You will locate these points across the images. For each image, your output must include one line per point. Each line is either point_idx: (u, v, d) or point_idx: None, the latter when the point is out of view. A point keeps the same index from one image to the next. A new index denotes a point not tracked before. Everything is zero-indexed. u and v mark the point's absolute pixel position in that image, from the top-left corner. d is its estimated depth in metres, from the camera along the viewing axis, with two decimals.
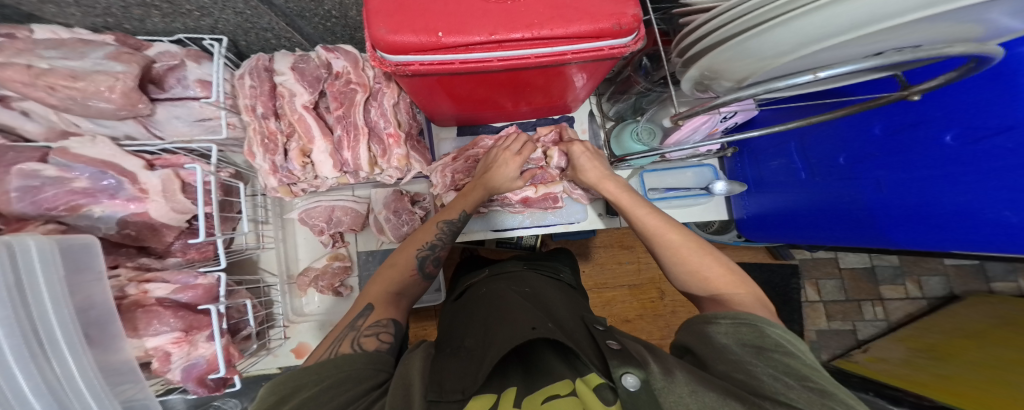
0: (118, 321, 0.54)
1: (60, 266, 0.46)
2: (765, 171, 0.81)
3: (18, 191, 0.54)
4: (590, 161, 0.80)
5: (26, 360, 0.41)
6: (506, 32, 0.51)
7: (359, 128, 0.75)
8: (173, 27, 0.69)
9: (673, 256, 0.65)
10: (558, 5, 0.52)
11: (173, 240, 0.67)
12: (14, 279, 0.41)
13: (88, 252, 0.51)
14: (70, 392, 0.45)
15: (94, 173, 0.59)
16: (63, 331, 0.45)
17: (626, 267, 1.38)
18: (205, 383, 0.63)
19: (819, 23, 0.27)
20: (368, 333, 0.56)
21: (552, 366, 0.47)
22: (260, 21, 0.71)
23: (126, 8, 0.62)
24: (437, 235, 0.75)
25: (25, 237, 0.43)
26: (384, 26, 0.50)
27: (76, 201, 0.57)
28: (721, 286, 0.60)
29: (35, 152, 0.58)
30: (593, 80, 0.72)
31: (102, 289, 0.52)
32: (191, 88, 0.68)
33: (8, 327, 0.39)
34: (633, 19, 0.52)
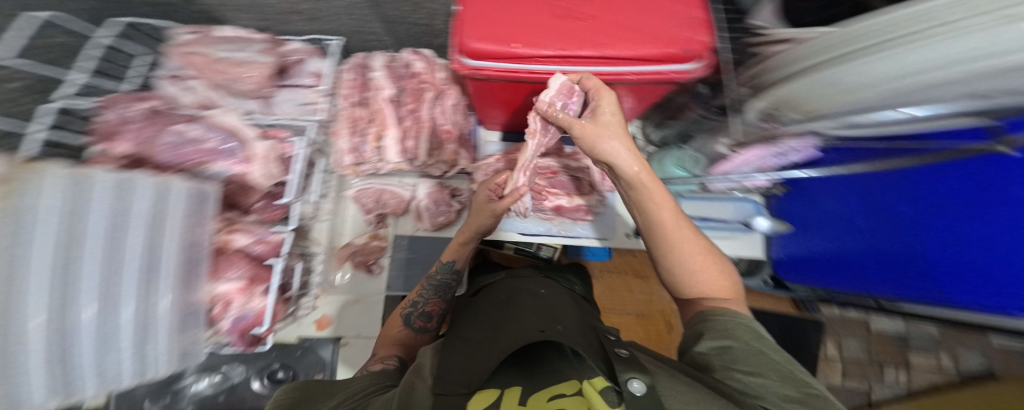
0: (205, 262, 0.58)
1: (184, 206, 0.51)
2: (820, 214, 0.79)
3: (167, 145, 0.59)
4: (619, 122, 0.56)
5: (139, 286, 0.44)
6: (574, 49, 0.55)
7: (424, 123, 0.83)
8: (308, 30, 0.85)
9: (696, 270, 0.57)
10: (629, 28, 0.56)
11: (256, 200, 0.67)
12: (154, 211, 0.45)
13: (203, 201, 0.56)
14: (153, 324, 0.47)
15: (223, 137, 0.62)
16: (167, 265, 0.48)
17: (637, 297, 1.35)
18: (244, 337, 0.63)
19: (872, 65, 0.36)
20: (375, 361, 0.65)
21: (556, 366, 0.49)
22: (369, 26, 0.83)
23: (282, 14, 0.80)
24: (419, 292, 0.79)
25: (171, 181, 0.50)
26: (471, 35, 0.57)
27: (203, 159, 0.60)
28: (718, 293, 0.56)
29: (184, 118, 0.62)
30: (643, 102, 0.74)
31: (205, 235, 0.57)
32: (304, 77, 0.75)
33: (136, 251, 0.43)
34: (701, 45, 0.54)
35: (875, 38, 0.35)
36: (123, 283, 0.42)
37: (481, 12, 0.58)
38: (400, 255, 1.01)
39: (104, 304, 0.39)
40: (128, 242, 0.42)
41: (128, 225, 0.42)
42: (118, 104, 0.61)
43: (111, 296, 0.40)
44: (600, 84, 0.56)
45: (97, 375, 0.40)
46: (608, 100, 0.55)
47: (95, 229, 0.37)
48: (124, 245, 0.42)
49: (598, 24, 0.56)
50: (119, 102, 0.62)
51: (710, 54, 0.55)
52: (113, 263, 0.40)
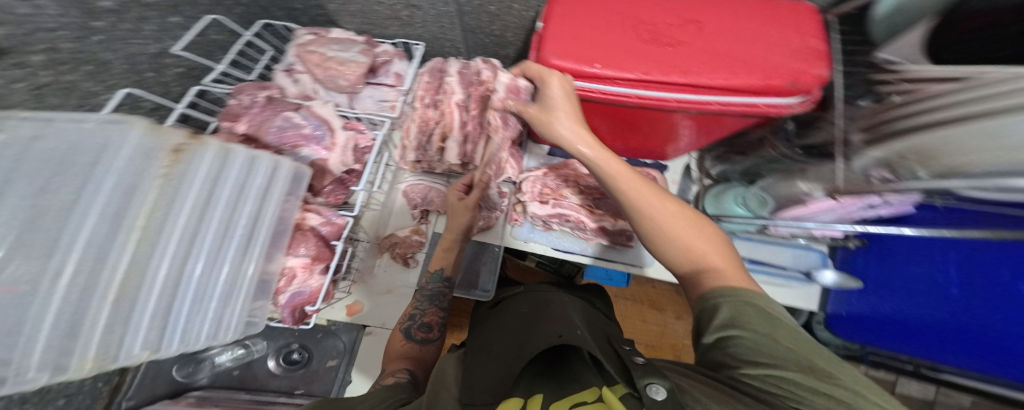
0: (286, 234, 0.58)
1: (286, 184, 0.54)
2: (903, 277, 0.71)
3: (275, 128, 0.63)
4: (569, 102, 0.56)
5: (239, 250, 0.46)
6: (660, 74, 0.54)
7: (483, 130, 0.83)
8: (399, 34, 0.89)
9: (669, 232, 0.48)
10: (723, 57, 0.54)
11: (328, 184, 0.69)
12: (265, 187, 0.49)
13: (298, 181, 0.57)
14: (240, 289, 0.49)
15: (316, 125, 0.66)
16: (264, 234, 0.51)
17: (650, 327, 1.29)
18: (296, 314, 0.62)
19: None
20: (386, 376, 0.63)
21: (581, 375, 0.45)
22: (450, 34, 0.87)
23: (384, 21, 0.85)
24: (415, 305, 0.79)
25: (284, 159, 0.53)
26: (553, 52, 0.58)
27: (298, 143, 0.64)
28: (705, 259, 0.45)
29: (289, 105, 0.67)
30: (714, 132, 0.71)
31: (292, 210, 0.57)
32: (388, 77, 0.79)
33: (246, 219, 0.46)
34: (815, 79, 0.52)
35: None
36: (229, 246, 0.45)
37: (566, 31, 0.59)
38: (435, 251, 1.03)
39: (211, 265, 0.42)
40: (242, 211, 0.45)
41: (245, 197, 0.45)
42: (248, 91, 0.66)
43: (219, 258, 0.43)
44: (543, 69, 0.57)
45: (183, 334, 0.41)
46: (554, 82, 0.56)
47: (225, 196, 0.42)
48: (241, 213, 0.45)
49: (688, 52, 0.55)
50: (247, 89, 0.66)
51: (818, 90, 0.53)
52: (228, 229, 0.44)
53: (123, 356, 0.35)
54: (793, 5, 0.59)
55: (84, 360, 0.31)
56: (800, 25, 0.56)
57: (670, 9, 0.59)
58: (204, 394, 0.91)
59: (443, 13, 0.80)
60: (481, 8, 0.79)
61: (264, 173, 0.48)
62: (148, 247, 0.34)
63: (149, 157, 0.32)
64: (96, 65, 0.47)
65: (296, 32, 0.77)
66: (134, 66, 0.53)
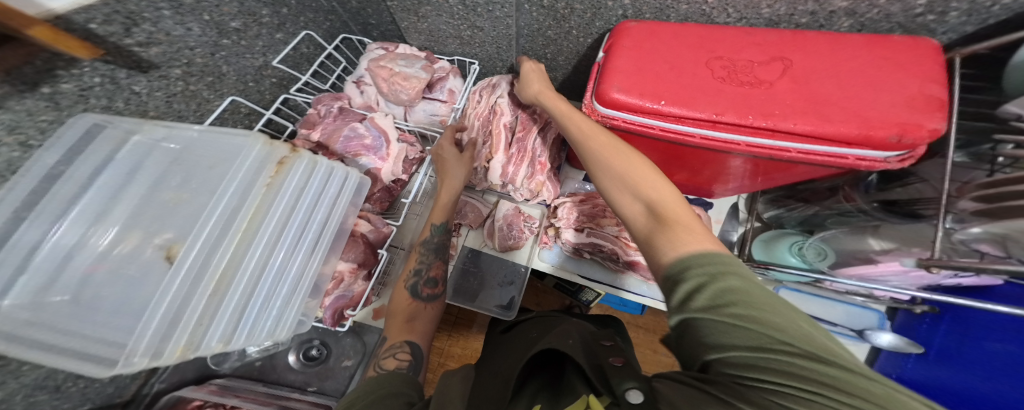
0: (343, 239, 0.58)
1: (352, 194, 0.57)
2: (977, 349, 0.63)
3: (345, 137, 0.67)
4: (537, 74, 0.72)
5: (310, 251, 0.50)
6: (734, 115, 0.52)
7: (527, 153, 0.82)
8: (457, 52, 0.93)
9: (614, 168, 0.49)
10: (815, 102, 0.51)
11: (376, 191, 0.71)
12: (336, 195, 0.53)
13: (358, 193, 0.59)
14: (302, 290, 0.50)
15: (375, 134, 0.69)
16: (331, 238, 0.54)
17: (660, 358, 1.22)
18: (337, 314, 0.63)
19: None
20: (386, 355, 0.59)
21: (573, 383, 0.43)
22: (506, 55, 0.90)
23: (445, 39, 0.89)
24: (418, 259, 0.74)
25: (354, 171, 0.57)
26: (616, 85, 0.58)
27: (359, 151, 0.67)
28: (654, 195, 0.45)
29: (356, 116, 0.71)
30: (793, 176, 0.66)
31: (352, 216, 0.59)
32: (442, 93, 0.81)
33: (318, 225, 0.51)
34: (929, 133, 0.46)
35: None
36: (303, 247, 0.49)
37: (633, 65, 0.59)
38: (456, 263, 1.01)
39: (287, 261, 0.46)
40: (317, 217, 0.50)
41: (317, 204, 0.50)
42: (325, 101, 0.71)
43: (297, 248, 0.48)
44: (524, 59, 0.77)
45: (252, 332, 0.43)
46: (528, 62, 0.75)
47: (308, 203, 0.48)
48: (315, 219, 0.50)
49: (771, 94, 0.52)
50: (324, 100, 0.71)
51: (926, 146, 0.47)
52: (303, 232, 0.48)
53: (203, 347, 0.38)
54: (907, 41, 0.54)
55: (176, 347, 0.35)
56: (914, 71, 0.51)
57: (756, 45, 0.58)
58: (225, 383, 0.90)
59: (503, 35, 0.82)
60: (539, 32, 0.80)
61: (337, 185, 0.53)
62: (246, 247, 0.41)
63: (261, 168, 0.42)
64: (215, 77, 0.56)
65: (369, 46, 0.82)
66: (243, 76, 0.61)
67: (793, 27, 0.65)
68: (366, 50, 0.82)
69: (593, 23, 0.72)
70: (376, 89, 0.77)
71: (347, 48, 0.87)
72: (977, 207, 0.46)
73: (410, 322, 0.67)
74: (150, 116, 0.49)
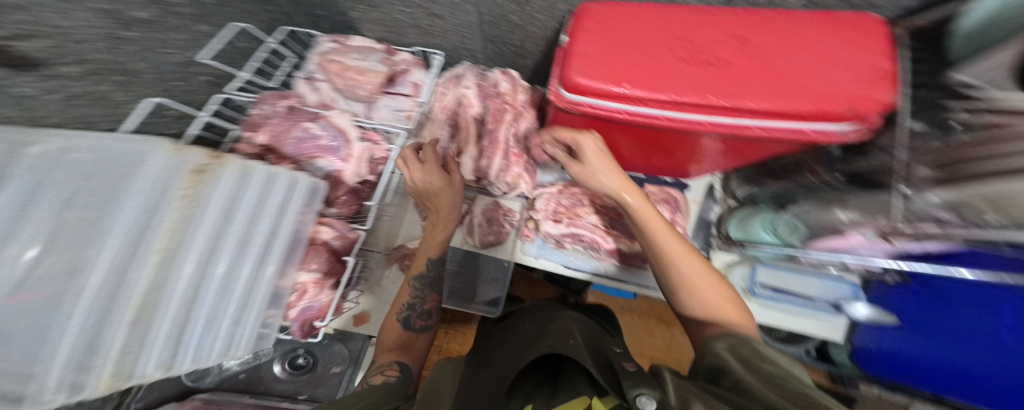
0: (300, 247, 0.56)
1: (301, 201, 0.53)
2: (951, 317, 0.64)
3: (296, 138, 0.63)
4: (603, 158, 0.65)
5: (256, 266, 0.47)
6: (696, 95, 0.51)
7: (499, 144, 0.81)
8: (418, 43, 0.88)
9: (691, 276, 0.57)
10: (773, 77, 0.50)
11: (343, 194, 0.67)
12: (281, 204, 0.49)
13: (313, 197, 0.56)
14: (252, 306, 0.48)
15: (331, 134, 0.65)
16: (281, 249, 0.50)
17: (657, 342, 1.23)
18: (305, 327, 0.61)
19: None
20: (375, 372, 0.58)
21: (572, 384, 0.40)
22: (470, 44, 0.86)
23: (403, 29, 0.84)
24: (412, 293, 0.72)
25: (302, 177, 0.53)
26: (578, 70, 0.56)
27: (314, 154, 0.64)
28: (725, 311, 0.53)
29: (306, 114, 0.66)
30: (754, 153, 0.67)
31: (308, 224, 0.57)
32: (405, 86, 0.76)
33: (263, 237, 0.47)
34: (875, 105, 0.46)
35: None
36: (246, 263, 0.45)
37: (595, 48, 0.57)
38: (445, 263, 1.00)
39: (228, 279, 0.43)
40: (260, 229, 0.46)
41: (260, 214, 0.46)
42: (269, 101, 0.66)
43: (241, 260, 0.44)
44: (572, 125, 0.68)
45: (196, 352, 0.41)
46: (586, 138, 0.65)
47: (244, 214, 0.43)
48: (258, 231, 0.46)
49: (730, 72, 0.51)
50: (267, 99, 0.66)
51: (879, 118, 0.47)
52: (244, 247, 0.44)
53: (138, 376, 0.35)
54: (852, 17, 0.54)
55: (100, 379, 0.31)
56: (860, 44, 0.51)
57: (714, 23, 0.57)
58: (210, 398, 0.83)
59: (465, 23, 0.79)
60: (502, 17, 0.76)
61: (281, 192, 0.49)
62: (170, 267, 0.36)
63: (172, 178, 0.35)
64: (127, 76, 0.49)
65: (318, 39, 0.77)
66: (162, 75, 0.54)
67: (751, 5, 0.64)
68: (315, 44, 0.77)
69: (556, 6, 0.69)
70: (330, 86, 0.72)
71: (295, 41, 0.81)
72: (932, 175, 0.48)
73: (406, 342, 0.67)
74: (54, 126, 0.41)
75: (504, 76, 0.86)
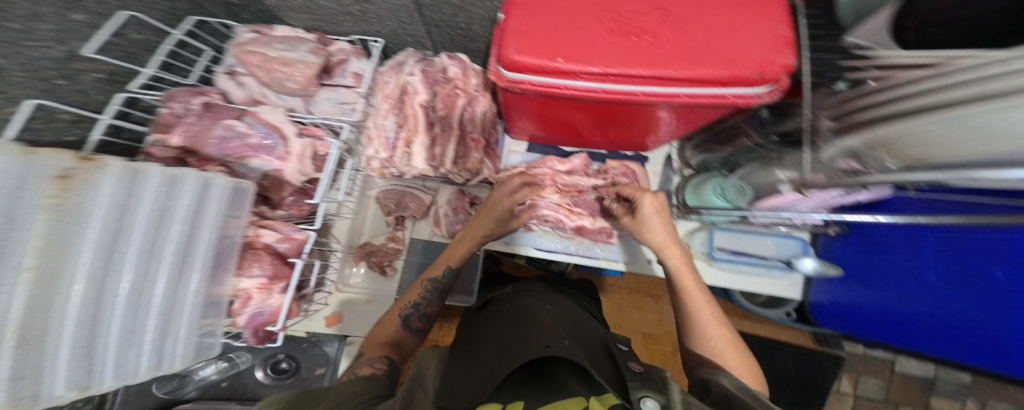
0: (231, 256, 0.55)
1: (223, 202, 0.50)
2: (885, 263, 0.67)
3: (216, 138, 0.59)
4: (661, 221, 0.72)
5: (173, 274, 0.43)
6: (624, 67, 0.52)
7: (454, 130, 0.81)
8: (353, 30, 0.83)
9: (697, 318, 0.66)
10: (691, 46, 0.51)
11: (288, 195, 0.66)
12: (195, 207, 0.44)
13: (239, 195, 0.54)
14: (175, 316, 0.45)
15: (264, 132, 0.61)
16: (202, 254, 0.47)
17: (647, 316, 1.28)
18: (257, 334, 0.61)
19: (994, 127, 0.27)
20: (363, 365, 0.57)
21: (565, 382, 0.45)
22: (412, 29, 0.82)
23: (333, 16, 0.79)
24: (421, 294, 0.74)
25: (218, 176, 0.49)
26: (513, 46, 0.55)
27: (245, 154, 0.60)
28: (724, 351, 0.61)
29: (233, 111, 0.62)
30: (688, 123, 0.71)
31: (238, 228, 0.55)
32: (346, 77, 0.74)
33: (177, 244, 0.42)
34: (780, 68, 0.48)
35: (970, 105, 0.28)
36: (157, 274, 0.41)
37: (527, 24, 0.56)
38: (415, 258, 0.98)
39: (139, 292, 0.39)
40: (171, 236, 0.41)
41: (170, 220, 0.41)
42: (180, 98, 0.61)
43: (150, 271, 0.40)
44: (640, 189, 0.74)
45: (117, 368, 0.39)
46: (647, 203, 0.72)
47: (145, 221, 0.38)
48: (167, 238, 0.41)
49: (655, 41, 0.52)
50: (179, 96, 0.61)
51: (787, 79, 0.50)
52: (153, 256, 0.40)
53: (46, 398, 0.32)
54: None
55: None
56: (768, 9, 0.52)
57: None
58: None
59: (399, 7, 0.74)
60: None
61: (192, 194, 0.43)
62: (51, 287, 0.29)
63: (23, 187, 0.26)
64: None
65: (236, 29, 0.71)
66: (40, 72, 0.45)
67: None
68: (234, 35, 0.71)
69: None
70: (256, 80, 0.68)
71: (207, 32, 0.74)
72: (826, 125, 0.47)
73: (396, 339, 0.68)
74: None
75: (453, 59, 0.83)
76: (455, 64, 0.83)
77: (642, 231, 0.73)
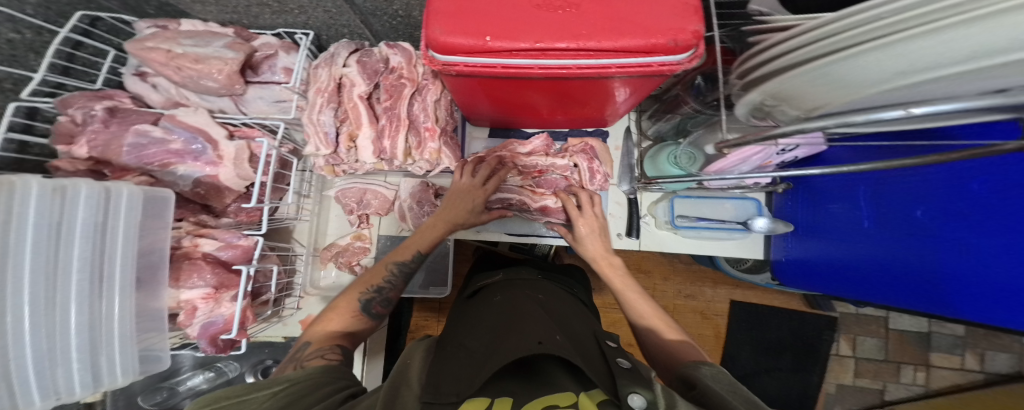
0: (166, 268, 0.56)
1: (138, 213, 0.49)
2: (824, 215, 0.69)
3: (129, 146, 0.60)
4: (594, 240, 0.80)
5: (85, 292, 0.44)
6: (552, 41, 0.50)
7: (401, 120, 0.79)
8: (277, 22, 0.80)
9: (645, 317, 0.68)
10: (612, 16, 0.50)
11: (231, 202, 0.68)
12: (99, 222, 0.44)
13: (157, 203, 0.53)
14: (104, 332, 0.46)
15: (189, 137, 0.63)
16: (123, 269, 0.47)
17: None
18: (215, 342, 0.62)
19: (891, 56, 0.24)
20: (312, 356, 0.53)
21: (557, 378, 0.42)
22: (342, 18, 0.79)
23: (248, 7, 0.74)
24: (386, 277, 0.71)
25: (122, 185, 0.47)
26: (440, 28, 0.52)
27: (169, 160, 0.62)
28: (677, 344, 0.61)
29: (150, 116, 0.65)
30: (637, 95, 0.69)
31: (165, 239, 0.54)
32: (277, 74, 0.74)
33: (82, 261, 0.43)
34: (692, 35, 0.49)
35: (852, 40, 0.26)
36: (63, 292, 0.42)
37: (451, 3, 0.53)
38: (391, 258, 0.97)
39: (43, 312, 0.40)
40: (71, 253, 0.42)
41: (71, 237, 0.42)
42: (78, 103, 0.60)
43: (53, 290, 0.41)
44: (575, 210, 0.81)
45: (40, 386, 0.40)
46: (581, 224, 0.80)
47: (30, 238, 0.38)
48: (67, 255, 0.42)
49: (579, 13, 0.51)
50: (75, 101, 0.60)
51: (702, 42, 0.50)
52: (53, 274, 0.41)
53: None
54: None
55: None
56: None
57: None
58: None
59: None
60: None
61: (90, 208, 0.43)
62: None
63: None
64: None
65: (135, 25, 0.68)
66: None
67: None
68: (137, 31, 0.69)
69: None
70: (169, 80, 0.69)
71: (105, 28, 0.70)
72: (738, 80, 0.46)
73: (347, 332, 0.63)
74: None
75: (392, 47, 0.79)
76: (395, 53, 0.79)
77: (579, 246, 0.81)
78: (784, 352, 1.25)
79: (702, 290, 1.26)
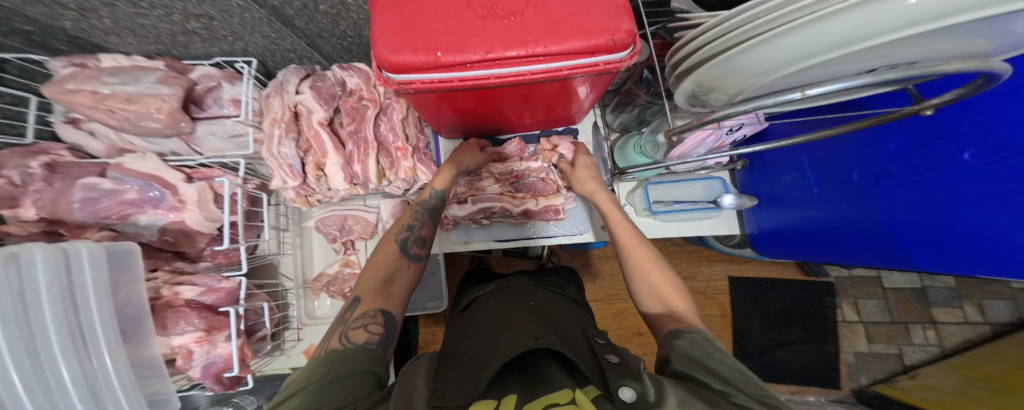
0: (151, 319, 0.56)
1: (106, 269, 0.49)
2: (777, 185, 0.74)
3: (79, 201, 0.61)
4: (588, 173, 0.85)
5: (69, 350, 0.44)
6: (502, 50, 0.52)
7: (369, 143, 0.80)
8: (212, 51, 0.78)
9: (645, 269, 0.67)
10: (553, 21, 0.53)
11: (205, 246, 0.70)
12: (63, 284, 0.44)
13: (123, 256, 0.52)
14: (103, 387, 0.48)
15: (142, 185, 0.65)
16: (104, 326, 0.48)
17: None
18: (221, 381, 0.63)
19: (799, 42, 0.28)
20: (356, 325, 0.53)
21: (550, 376, 0.43)
22: (284, 43, 0.79)
23: (173, 36, 0.71)
24: (412, 216, 0.71)
25: (80, 244, 0.47)
26: (388, 47, 0.52)
27: (126, 211, 0.64)
28: (674, 303, 0.61)
29: (96, 167, 0.65)
30: (597, 92, 0.71)
31: (141, 290, 0.55)
32: (225, 106, 0.74)
33: (57, 323, 0.43)
34: (627, 34, 0.52)
35: (759, 26, 0.31)
36: (47, 352, 0.43)
37: (396, 22, 0.53)
38: None
39: (31, 370, 0.42)
40: (43, 317, 0.42)
41: (35, 303, 0.42)
42: (11, 162, 0.60)
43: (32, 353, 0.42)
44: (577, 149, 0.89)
45: None
46: (580, 161, 0.87)
47: None
48: (39, 322, 0.42)
49: (523, 20, 0.53)
50: (9, 161, 0.60)
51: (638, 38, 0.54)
52: (29, 339, 0.42)
53: None
54: None
55: None
56: None
57: None
58: None
59: (254, 20, 0.70)
60: (307, 9, 0.69)
61: (51, 271, 0.43)
62: None
63: None
64: None
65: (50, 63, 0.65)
66: None
67: None
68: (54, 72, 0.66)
69: None
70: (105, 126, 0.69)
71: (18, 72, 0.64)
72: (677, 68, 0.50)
73: (386, 285, 0.61)
74: None
75: (342, 68, 0.80)
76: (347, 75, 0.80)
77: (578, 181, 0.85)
78: (791, 322, 1.28)
79: (699, 269, 1.29)
